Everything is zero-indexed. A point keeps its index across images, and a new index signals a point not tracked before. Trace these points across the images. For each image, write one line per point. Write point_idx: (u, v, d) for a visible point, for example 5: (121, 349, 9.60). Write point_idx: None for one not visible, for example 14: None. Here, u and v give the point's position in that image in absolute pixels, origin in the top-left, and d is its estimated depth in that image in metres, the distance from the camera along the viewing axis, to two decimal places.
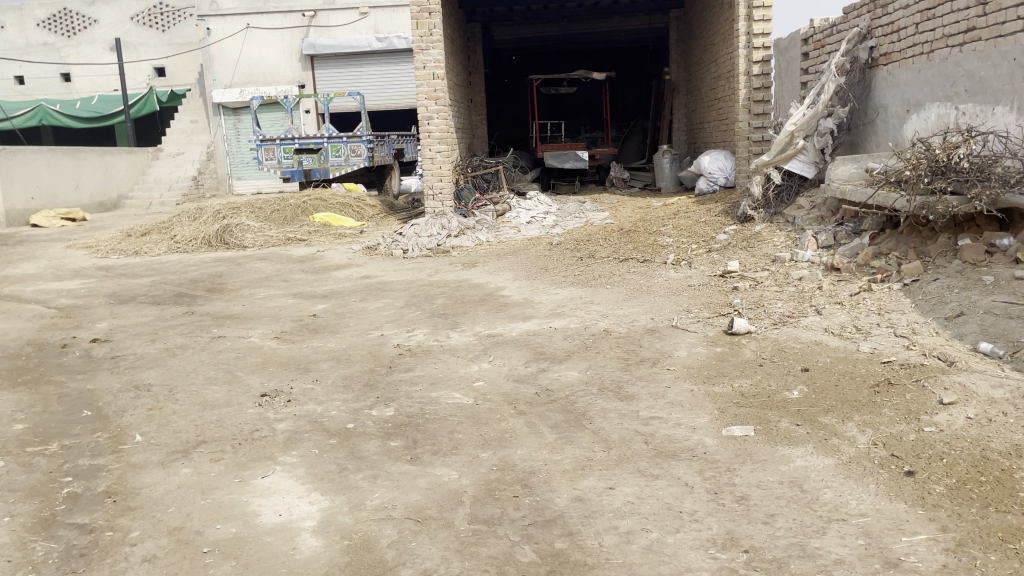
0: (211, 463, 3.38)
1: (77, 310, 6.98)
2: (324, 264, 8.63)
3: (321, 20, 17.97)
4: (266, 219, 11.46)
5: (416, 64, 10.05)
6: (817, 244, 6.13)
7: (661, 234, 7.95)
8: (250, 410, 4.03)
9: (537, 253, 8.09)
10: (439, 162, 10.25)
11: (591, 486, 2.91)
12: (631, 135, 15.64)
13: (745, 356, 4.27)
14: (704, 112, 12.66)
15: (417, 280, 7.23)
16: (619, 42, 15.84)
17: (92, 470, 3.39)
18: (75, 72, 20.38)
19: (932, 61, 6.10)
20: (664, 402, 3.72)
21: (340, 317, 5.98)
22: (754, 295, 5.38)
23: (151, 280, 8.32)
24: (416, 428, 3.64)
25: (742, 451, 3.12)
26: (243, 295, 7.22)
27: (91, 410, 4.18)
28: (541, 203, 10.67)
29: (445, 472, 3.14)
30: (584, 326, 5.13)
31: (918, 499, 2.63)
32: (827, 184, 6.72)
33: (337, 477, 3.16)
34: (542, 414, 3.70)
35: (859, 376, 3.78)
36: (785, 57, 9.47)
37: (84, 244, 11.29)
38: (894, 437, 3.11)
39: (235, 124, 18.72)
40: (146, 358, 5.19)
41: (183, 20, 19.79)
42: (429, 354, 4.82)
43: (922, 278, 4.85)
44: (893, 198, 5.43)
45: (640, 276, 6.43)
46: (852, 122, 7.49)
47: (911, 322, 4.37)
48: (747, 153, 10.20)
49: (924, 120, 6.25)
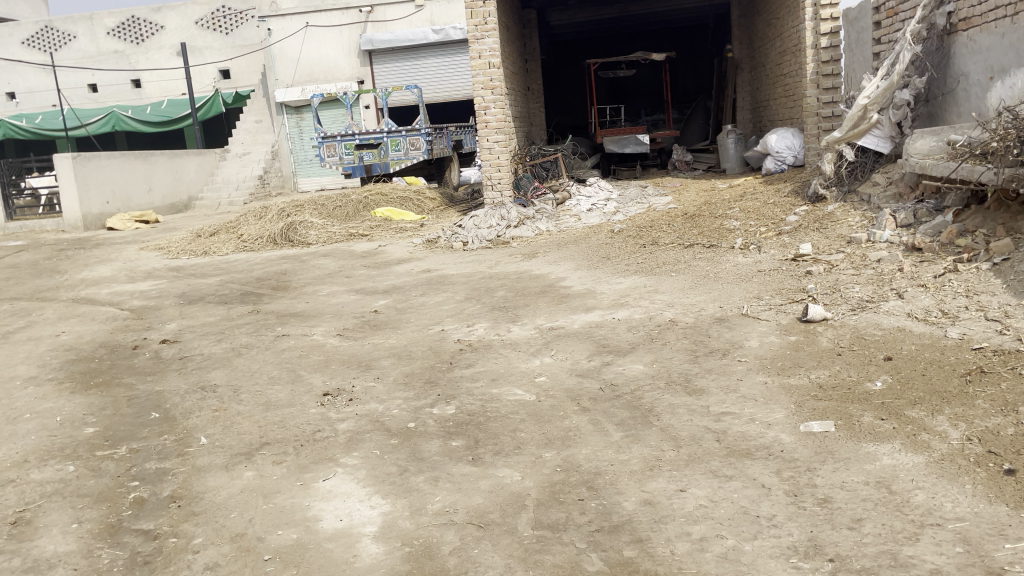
0: (273, 466, 3.35)
1: (148, 311, 7.11)
2: (386, 258, 8.64)
3: (377, 15, 18.03)
4: (329, 216, 11.55)
5: (471, 54, 9.96)
6: (896, 223, 5.81)
7: (728, 217, 7.68)
8: (312, 411, 4.01)
9: (598, 241, 7.92)
10: (497, 152, 10.15)
11: (660, 489, 2.77)
12: (693, 116, 15.28)
13: (822, 344, 4.05)
14: (770, 89, 12.23)
15: (478, 272, 7.16)
16: (679, 21, 15.44)
17: (158, 473, 3.40)
18: (144, 78, 21.00)
19: (1017, 23, 5.70)
20: (736, 397, 3.55)
21: (400, 313, 5.93)
22: (830, 279, 5.11)
23: (218, 279, 8.46)
24: (478, 427, 3.55)
25: (822, 449, 2.93)
26: (307, 292, 7.26)
27: (158, 413, 4.22)
28: (601, 189, 10.49)
29: (507, 474, 3.04)
30: (649, 316, 4.95)
31: (1020, 501, 2.41)
32: (905, 159, 6.35)
33: (398, 480, 3.09)
34: (607, 411, 3.57)
35: (948, 364, 3.53)
36: (856, 27, 9.05)
37: (156, 245, 11.59)
38: (990, 431, 2.87)
39: (298, 122, 19.00)
40: (212, 358, 5.24)
41: (245, 22, 20.14)
42: (490, 348, 4.73)
43: (1013, 256, 4.52)
44: (979, 172, 5.09)
45: (707, 262, 6.20)
46: (930, 92, 7.08)
47: (1003, 304, 4.08)
48: (816, 130, 9.80)
49: (1009, 87, 5.84)
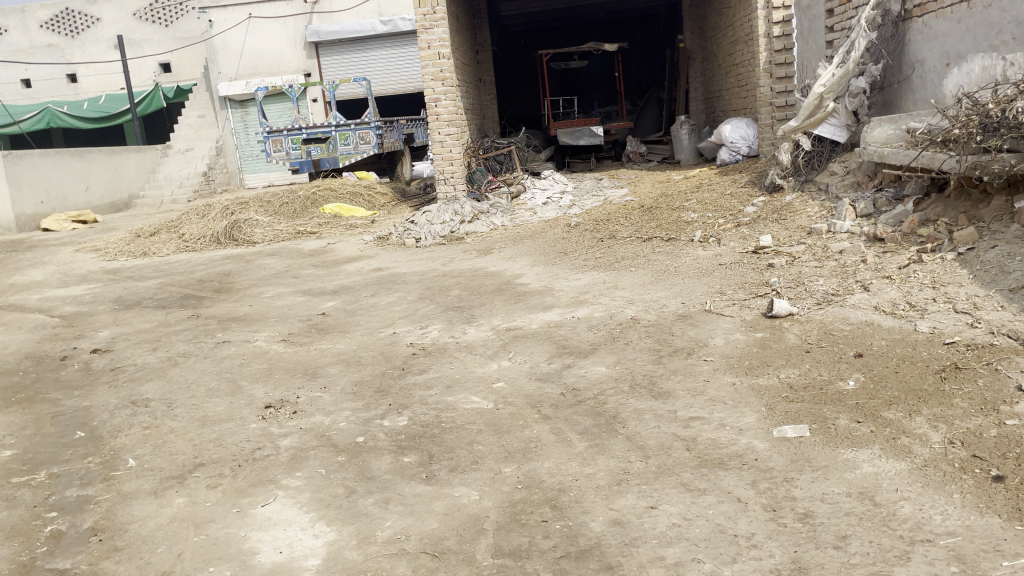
0: (207, 491, 3.06)
1: (81, 318, 6.70)
2: (335, 257, 8.33)
3: (323, 5, 17.55)
4: (275, 213, 11.13)
5: (420, 44, 9.63)
6: (855, 213, 5.70)
7: (685, 209, 7.54)
8: (253, 426, 3.71)
9: (555, 235, 7.72)
10: (449, 145, 9.87)
11: (630, 506, 2.56)
12: (646, 107, 15.26)
13: (789, 341, 3.89)
14: (722, 79, 12.15)
15: (431, 271, 6.89)
16: (632, 11, 15.32)
17: (79, 503, 3.08)
18: (80, 72, 20.09)
19: (973, 8, 5.63)
20: (704, 400, 3.36)
21: (350, 315, 5.65)
22: (793, 272, 4.98)
23: (157, 282, 8.07)
24: (432, 440, 3.31)
25: (798, 456, 2.76)
26: (250, 294, 6.93)
27: (84, 432, 3.88)
28: (556, 182, 10.32)
29: (464, 493, 2.80)
30: (610, 314, 4.75)
31: (1014, 511, 2.25)
32: (862, 147, 6.26)
33: (345, 503, 2.83)
34: (570, 419, 3.35)
35: (921, 361, 3.39)
36: (807, 16, 8.97)
37: (92, 246, 11.08)
38: (972, 433, 2.73)
39: (243, 116, 18.51)
40: (146, 368, 4.89)
41: (185, 14, 19.36)
42: (444, 352, 4.48)
43: (978, 246, 4.42)
44: (940, 160, 4.98)
45: (667, 255, 6.04)
46: (884, 81, 7.02)
47: (971, 295, 3.97)
48: (771, 120, 9.74)
49: (966, 73, 5.78)
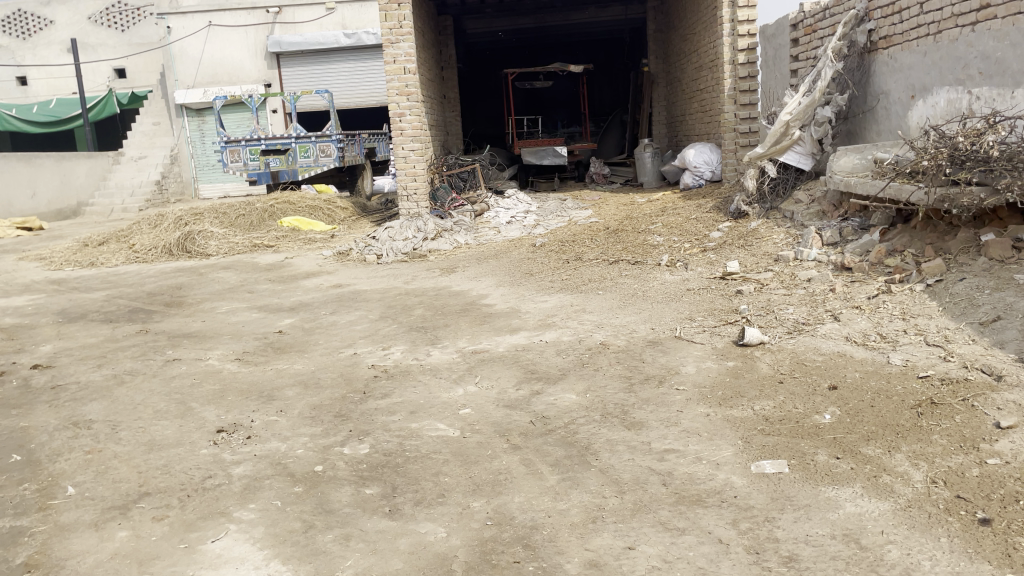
0: (153, 524, 2.85)
1: (21, 331, 6.36)
2: (292, 272, 8.10)
3: (286, 16, 17.36)
4: (231, 225, 10.85)
5: (385, 58, 9.50)
6: (821, 241, 5.69)
7: (651, 232, 7.50)
8: (204, 452, 3.51)
9: (520, 256, 7.60)
10: (413, 160, 9.72)
11: (606, 546, 2.44)
12: (609, 129, 15.32)
13: (762, 371, 3.83)
14: (685, 104, 12.26)
15: (393, 289, 6.73)
16: (597, 33, 15.40)
17: (12, 535, 2.84)
18: (31, 74, 19.50)
19: (939, 42, 5.70)
20: (679, 431, 3.26)
21: (308, 334, 5.44)
22: (762, 300, 4.94)
23: (104, 294, 7.74)
24: (395, 470, 3.14)
25: (779, 494, 2.67)
26: (203, 309, 6.68)
27: (19, 455, 3.62)
28: (520, 202, 10.25)
29: (431, 530, 2.65)
30: (578, 339, 4.64)
31: (1004, 558, 2.19)
32: (828, 176, 6.29)
33: (302, 540, 2.66)
34: (540, 449, 3.22)
35: (897, 395, 3.34)
36: (772, 44, 9.08)
37: (37, 255, 10.66)
38: (954, 472, 2.67)
39: (199, 125, 18.10)
40: (90, 387, 4.62)
41: (142, 19, 18.88)
42: (407, 375, 4.32)
43: (946, 278, 4.43)
44: (908, 191, 5.00)
45: (634, 279, 5.97)
46: (849, 110, 7.09)
47: (941, 328, 3.95)
48: (734, 146, 9.80)
49: (931, 106, 5.85)
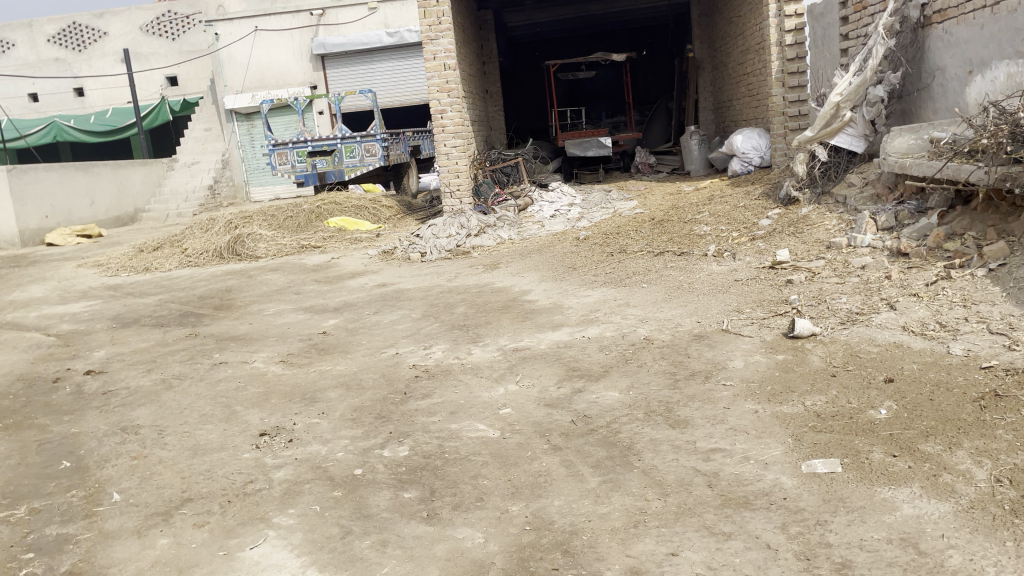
0: (193, 530, 2.86)
1: (76, 337, 6.51)
2: (338, 272, 8.14)
3: (330, 18, 17.51)
4: (279, 226, 10.98)
5: (426, 55, 9.47)
6: (876, 226, 5.46)
7: (697, 222, 7.33)
8: (245, 456, 3.51)
9: (564, 249, 7.51)
10: (455, 157, 9.69)
11: (648, 553, 2.35)
12: (655, 117, 15.07)
13: (814, 364, 3.67)
14: (732, 89, 11.97)
15: (436, 286, 6.71)
16: (639, 21, 15.16)
17: (58, 543, 2.87)
18: (87, 85, 20.01)
19: (998, 14, 5.42)
20: (725, 430, 3.14)
21: (351, 334, 5.45)
22: (813, 289, 4.75)
23: (157, 298, 7.90)
24: (434, 473, 3.10)
25: (830, 495, 2.54)
26: (251, 311, 6.76)
27: (69, 462, 3.68)
28: (565, 195, 10.14)
29: (468, 535, 2.60)
30: (621, 334, 4.54)
31: None
32: (882, 157, 6.04)
33: (339, 546, 2.62)
34: (581, 450, 3.14)
35: (958, 388, 3.16)
36: (820, 24, 8.78)
37: (95, 261, 10.93)
38: (1022, 470, 2.50)
39: (249, 129, 18.41)
40: (139, 392, 4.69)
41: (191, 27, 19.35)
42: (448, 375, 4.27)
43: (1010, 261, 4.20)
44: (967, 171, 4.76)
45: (680, 271, 5.83)
46: (903, 89, 6.80)
47: (1005, 314, 3.75)
48: (783, 130, 9.53)
49: (990, 81, 5.57)
